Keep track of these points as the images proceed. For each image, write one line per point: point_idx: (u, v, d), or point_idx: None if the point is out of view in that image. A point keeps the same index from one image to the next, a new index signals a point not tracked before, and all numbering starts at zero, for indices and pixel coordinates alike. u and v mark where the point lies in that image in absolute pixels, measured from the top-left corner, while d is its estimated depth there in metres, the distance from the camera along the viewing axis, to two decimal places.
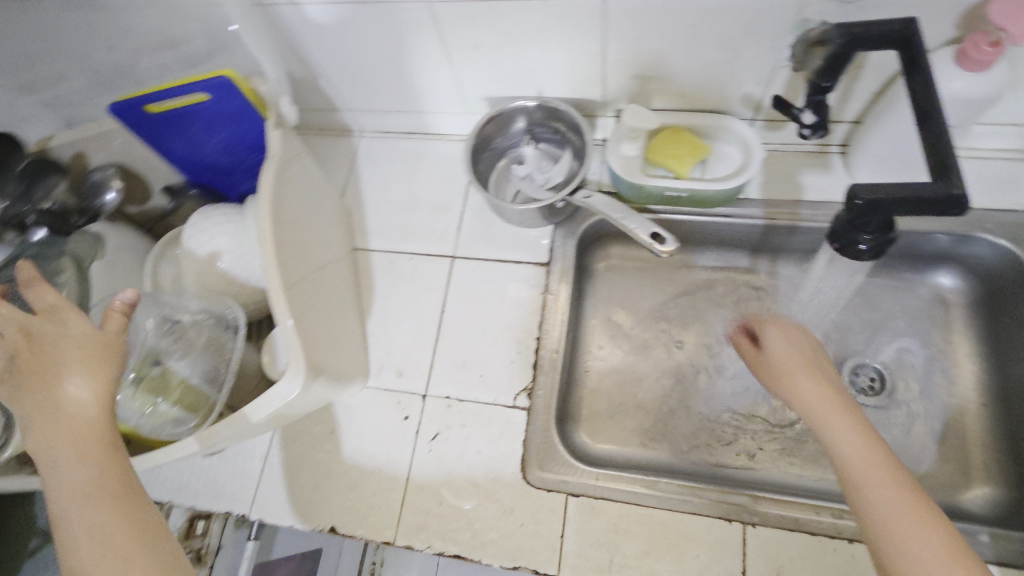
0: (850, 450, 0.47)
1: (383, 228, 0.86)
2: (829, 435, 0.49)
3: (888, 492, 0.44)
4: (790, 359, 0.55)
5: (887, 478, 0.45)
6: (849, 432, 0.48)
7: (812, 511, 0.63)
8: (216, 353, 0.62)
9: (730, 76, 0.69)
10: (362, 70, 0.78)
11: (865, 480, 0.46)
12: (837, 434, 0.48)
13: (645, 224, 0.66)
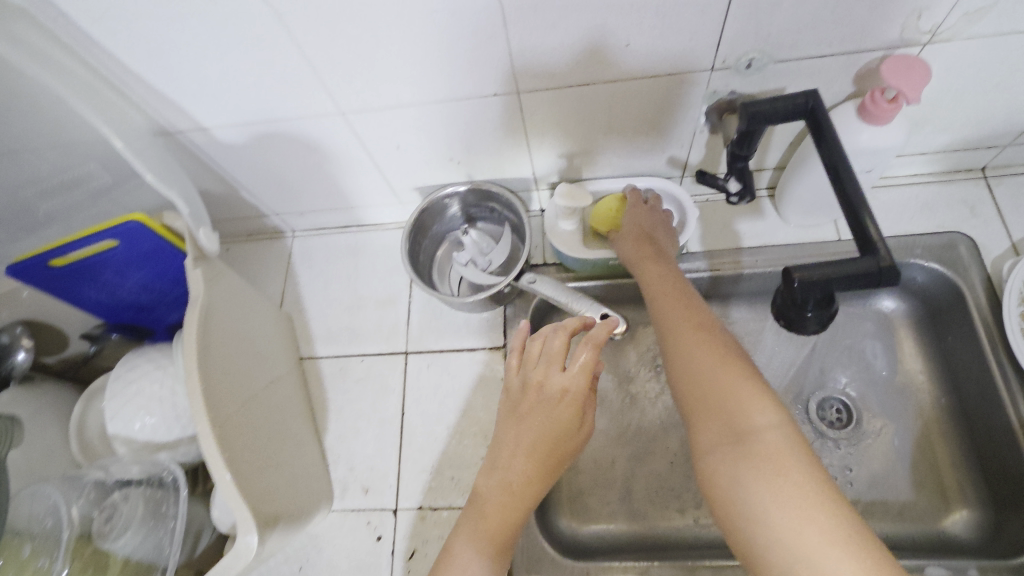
0: (706, 379, 0.48)
1: (329, 332, 0.82)
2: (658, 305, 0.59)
3: (749, 429, 0.44)
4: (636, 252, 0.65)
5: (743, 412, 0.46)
6: (731, 378, 0.48)
7: None
8: (157, 524, 0.57)
9: (652, 144, 0.70)
10: (285, 178, 0.76)
11: (717, 407, 0.47)
12: (681, 334, 0.54)
13: (593, 307, 0.68)
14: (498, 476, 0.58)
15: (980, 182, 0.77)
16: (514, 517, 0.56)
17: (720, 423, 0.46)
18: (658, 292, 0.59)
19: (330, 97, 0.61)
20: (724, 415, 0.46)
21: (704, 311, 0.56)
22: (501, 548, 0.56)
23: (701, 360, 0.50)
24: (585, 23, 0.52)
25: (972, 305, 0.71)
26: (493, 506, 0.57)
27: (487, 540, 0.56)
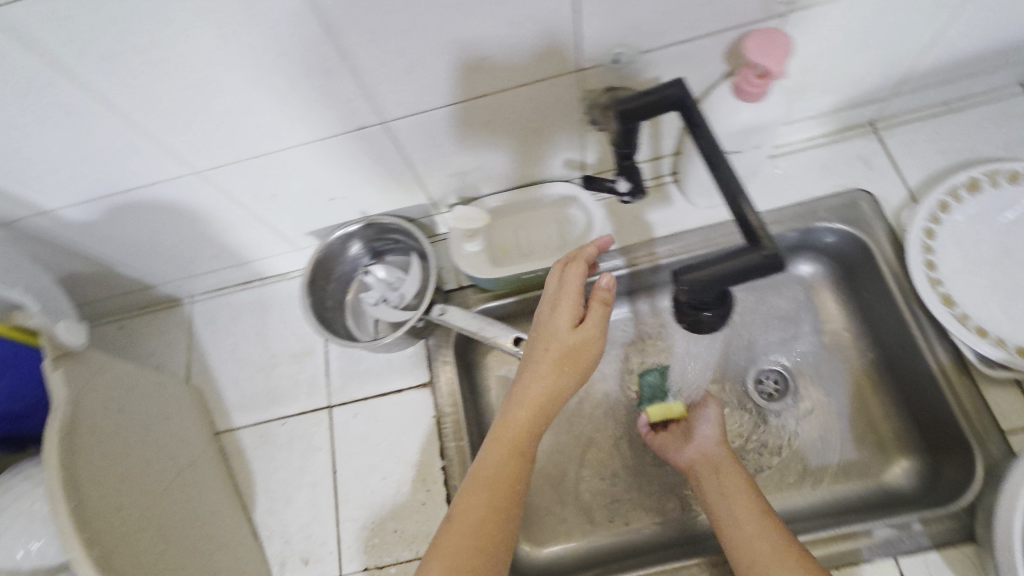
0: (744, 516, 0.57)
1: (244, 398, 0.77)
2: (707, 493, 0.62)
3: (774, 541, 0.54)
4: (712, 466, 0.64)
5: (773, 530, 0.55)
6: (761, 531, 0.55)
7: None
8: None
9: (542, 151, 0.67)
10: (161, 245, 0.70)
11: (751, 524, 0.56)
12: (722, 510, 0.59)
13: (505, 330, 0.66)
14: (501, 419, 0.51)
15: (872, 136, 0.78)
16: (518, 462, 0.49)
17: (755, 542, 0.55)
18: (709, 481, 0.63)
19: (178, 158, 0.55)
20: (759, 533, 0.55)
21: (722, 448, 0.66)
22: (507, 501, 0.47)
23: (743, 512, 0.58)
24: (431, 45, 0.48)
25: (880, 260, 0.71)
26: (496, 445, 0.49)
27: (494, 493, 0.47)
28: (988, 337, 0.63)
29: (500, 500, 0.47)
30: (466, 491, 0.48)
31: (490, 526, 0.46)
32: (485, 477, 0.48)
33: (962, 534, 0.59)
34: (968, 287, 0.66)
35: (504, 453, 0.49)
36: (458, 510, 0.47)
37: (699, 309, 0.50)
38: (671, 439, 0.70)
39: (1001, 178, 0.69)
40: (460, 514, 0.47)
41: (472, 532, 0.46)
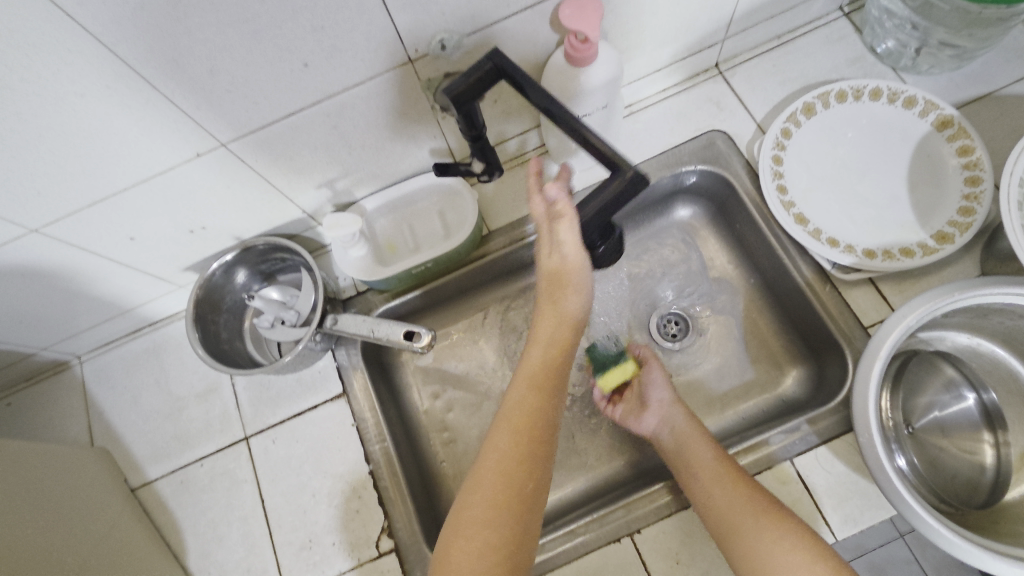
0: (709, 476, 0.60)
1: (156, 449, 0.74)
2: (689, 469, 0.62)
3: (740, 499, 0.57)
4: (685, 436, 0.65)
5: (736, 486, 0.58)
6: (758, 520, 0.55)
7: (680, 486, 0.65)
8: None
9: (404, 144, 0.68)
10: (24, 311, 0.66)
11: (717, 484, 0.59)
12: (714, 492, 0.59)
13: (395, 326, 0.67)
14: (511, 401, 0.52)
15: (719, 78, 0.82)
16: (534, 435, 0.51)
17: (714, 499, 0.58)
18: (696, 456, 0.62)
19: (7, 218, 0.52)
20: (722, 492, 0.58)
21: (677, 407, 0.68)
22: (523, 478, 0.49)
23: (706, 472, 0.61)
24: (242, 59, 0.47)
25: (742, 193, 0.76)
26: (509, 420, 0.51)
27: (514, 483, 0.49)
28: (839, 245, 0.69)
29: (512, 478, 0.49)
30: (484, 469, 0.49)
31: (511, 500, 0.48)
32: (504, 454, 0.50)
33: (845, 425, 0.64)
34: (817, 203, 0.72)
35: (517, 433, 0.50)
36: (478, 487, 0.49)
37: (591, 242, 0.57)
38: (630, 405, 0.71)
39: (831, 98, 0.75)
40: (483, 488, 0.49)
41: (495, 506, 0.48)
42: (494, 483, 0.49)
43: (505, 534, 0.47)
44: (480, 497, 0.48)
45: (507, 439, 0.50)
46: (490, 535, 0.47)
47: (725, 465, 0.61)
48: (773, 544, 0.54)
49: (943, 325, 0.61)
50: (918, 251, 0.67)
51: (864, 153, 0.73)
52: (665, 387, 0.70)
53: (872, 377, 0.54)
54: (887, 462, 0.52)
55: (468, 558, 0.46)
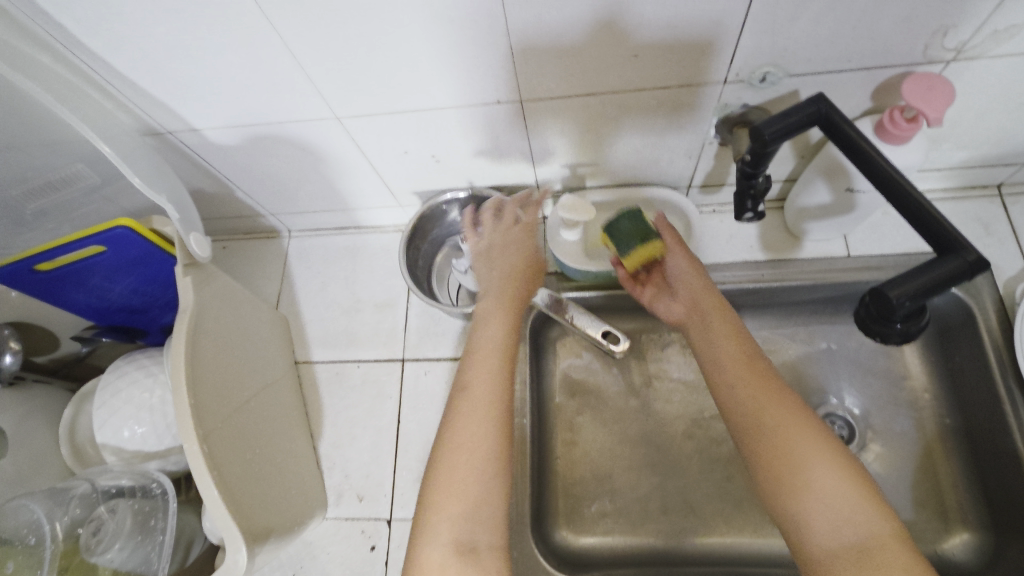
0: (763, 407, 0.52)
1: (325, 336, 0.81)
2: (755, 430, 0.51)
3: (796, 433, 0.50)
4: (755, 386, 0.53)
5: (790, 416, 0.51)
6: (855, 510, 0.45)
7: None
8: (144, 539, 0.54)
9: (660, 153, 0.68)
10: (280, 179, 0.74)
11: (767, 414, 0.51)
12: (789, 464, 0.49)
13: (595, 323, 0.71)
14: (480, 350, 0.55)
15: (996, 199, 0.74)
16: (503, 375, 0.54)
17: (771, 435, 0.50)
18: (761, 415, 0.52)
19: (325, 101, 0.59)
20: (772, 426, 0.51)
21: (710, 293, 0.61)
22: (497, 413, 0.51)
23: (777, 439, 0.50)
24: (589, 32, 0.50)
25: (983, 328, 0.68)
26: (482, 364, 0.54)
27: (487, 409, 0.51)
28: None
29: (489, 413, 0.51)
30: (460, 409, 0.52)
31: (491, 435, 0.50)
32: (489, 375, 0.53)
33: None
34: None
35: (494, 369, 0.54)
36: (461, 414, 0.51)
37: (892, 321, 0.45)
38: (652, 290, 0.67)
39: None
40: (462, 425, 0.51)
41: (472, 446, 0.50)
42: (473, 420, 0.51)
43: (489, 469, 0.49)
44: (462, 423, 0.51)
45: (480, 381, 0.53)
46: (470, 470, 0.49)
47: (805, 424, 0.50)
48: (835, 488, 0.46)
49: None
50: None
51: None
52: (698, 274, 0.63)
53: None
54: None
55: (459, 489, 0.48)
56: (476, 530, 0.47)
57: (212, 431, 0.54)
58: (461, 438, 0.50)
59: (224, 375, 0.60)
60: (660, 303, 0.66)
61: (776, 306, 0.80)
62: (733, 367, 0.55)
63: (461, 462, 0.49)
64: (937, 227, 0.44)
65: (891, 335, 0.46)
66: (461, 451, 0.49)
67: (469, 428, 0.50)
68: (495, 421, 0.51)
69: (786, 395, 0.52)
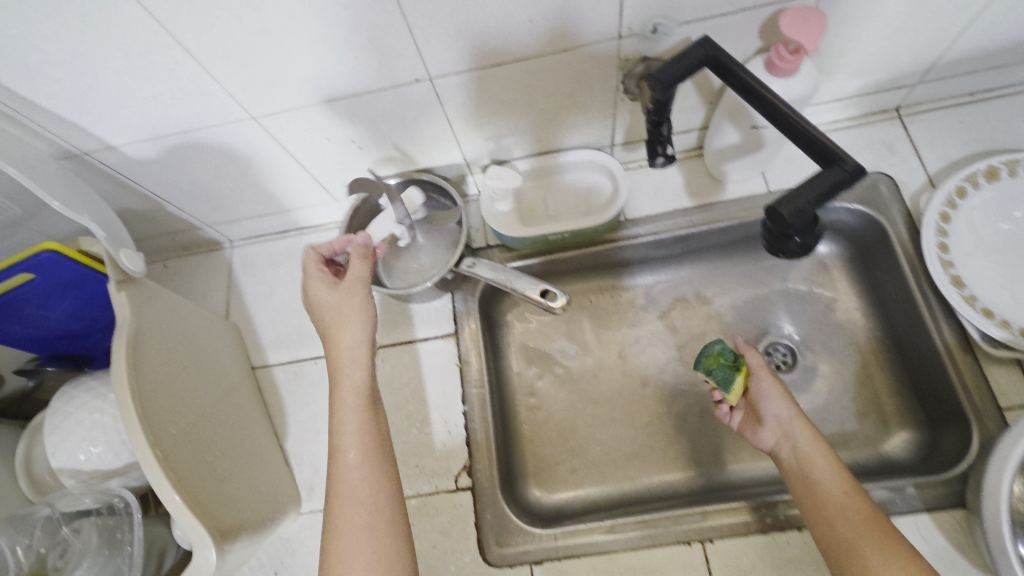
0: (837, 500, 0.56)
1: (278, 338, 0.82)
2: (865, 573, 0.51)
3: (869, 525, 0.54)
4: (857, 523, 0.54)
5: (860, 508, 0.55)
6: None
7: (772, 509, 0.64)
8: (112, 553, 0.54)
9: (576, 116, 0.70)
10: (209, 188, 0.74)
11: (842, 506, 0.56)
12: None
13: (532, 283, 0.68)
14: (344, 396, 0.56)
15: (896, 121, 0.79)
16: (386, 476, 0.55)
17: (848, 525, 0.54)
18: (867, 559, 0.51)
19: (239, 102, 0.59)
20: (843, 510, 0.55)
21: (799, 422, 0.63)
22: (384, 516, 0.53)
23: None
24: (481, 4, 0.51)
25: (895, 241, 0.73)
26: (348, 430, 0.55)
27: (365, 464, 0.54)
28: (994, 318, 0.66)
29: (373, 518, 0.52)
30: (339, 503, 0.52)
31: (373, 534, 0.51)
32: (358, 437, 0.55)
33: (955, 499, 0.62)
34: (980, 271, 0.68)
35: (361, 425, 0.55)
36: (340, 483, 0.53)
37: (789, 237, 0.48)
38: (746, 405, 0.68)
39: (1019, 167, 0.70)
40: (351, 494, 0.53)
41: (358, 547, 0.51)
42: (356, 518, 0.52)
43: (385, 522, 0.53)
44: (351, 478, 0.53)
45: (358, 478, 0.53)
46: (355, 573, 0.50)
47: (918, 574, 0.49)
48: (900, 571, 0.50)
49: None
50: None
51: None
52: (784, 399, 0.65)
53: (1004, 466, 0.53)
54: (1011, 548, 0.52)
55: (356, 542, 0.51)
56: None
57: (166, 437, 0.54)
58: (355, 497, 0.53)
59: (176, 386, 0.61)
60: (743, 425, 0.68)
61: (709, 249, 0.84)
62: (837, 500, 0.56)
63: (357, 524, 0.52)
64: (820, 145, 0.47)
65: (792, 250, 0.49)
66: (356, 506, 0.52)
67: (350, 490, 0.53)
68: (381, 471, 0.54)
69: (897, 539, 0.52)
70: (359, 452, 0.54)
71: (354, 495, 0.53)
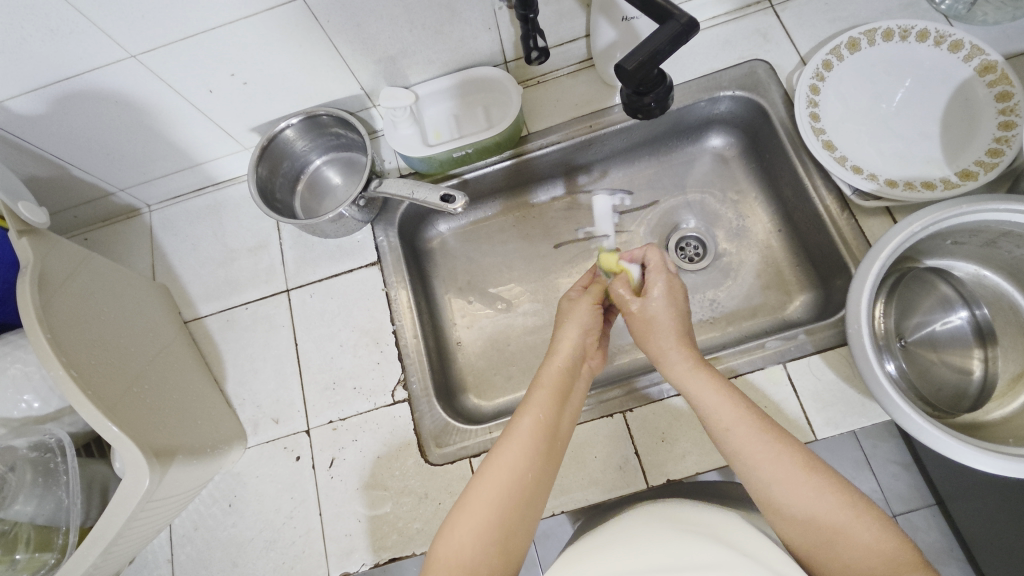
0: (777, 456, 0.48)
1: (208, 291, 0.83)
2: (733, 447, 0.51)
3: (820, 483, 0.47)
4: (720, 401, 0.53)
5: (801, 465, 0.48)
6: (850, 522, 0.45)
7: None
8: (50, 482, 0.59)
9: (461, 32, 0.73)
10: (112, 145, 0.74)
11: (780, 470, 0.48)
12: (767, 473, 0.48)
13: (432, 190, 0.73)
14: (546, 385, 0.57)
15: (769, 11, 0.83)
16: (552, 418, 0.54)
17: (795, 491, 0.47)
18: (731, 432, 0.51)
19: (112, 40, 0.60)
20: (785, 471, 0.48)
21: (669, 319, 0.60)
22: (539, 455, 0.52)
23: (760, 452, 0.49)
24: None
25: (775, 120, 0.78)
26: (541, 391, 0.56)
27: (544, 443, 0.52)
28: (863, 173, 0.71)
29: (533, 453, 0.51)
30: (511, 437, 0.52)
31: (531, 464, 0.51)
32: (542, 405, 0.55)
33: (842, 338, 0.68)
34: (846, 135, 0.74)
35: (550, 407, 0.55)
36: (513, 439, 0.52)
37: (643, 96, 0.55)
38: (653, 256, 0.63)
39: (877, 36, 0.75)
40: (509, 453, 0.51)
41: (507, 479, 0.50)
42: (521, 443, 0.52)
43: (530, 476, 0.50)
44: (511, 460, 0.50)
45: (536, 419, 0.53)
46: (497, 504, 0.48)
47: (781, 437, 0.50)
48: (787, 464, 0.48)
49: (952, 254, 0.65)
50: (940, 185, 0.69)
51: (902, 91, 0.74)
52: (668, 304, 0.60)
53: (866, 284, 0.57)
54: (878, 367, 0.56)
55: (495, 479, 0.49)
56: (496, 522, 0.47)
57: (82, 369, 0.56)
58: (511, 466, 0.50)
59: (95, 329, 0.62)
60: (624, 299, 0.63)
61: (615, 155, 0.88)
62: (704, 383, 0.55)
63: (509, 475, 0.50)
64: (657, 5, 0.53)
65: (649, 107, 0.56)
66: (510, 468, 0.50)
67: (505, 454, 0.51)
68: (555, 406, 0.55)
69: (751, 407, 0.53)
70: (542, 428, 0.53)
71: (519, 452, 0.51)
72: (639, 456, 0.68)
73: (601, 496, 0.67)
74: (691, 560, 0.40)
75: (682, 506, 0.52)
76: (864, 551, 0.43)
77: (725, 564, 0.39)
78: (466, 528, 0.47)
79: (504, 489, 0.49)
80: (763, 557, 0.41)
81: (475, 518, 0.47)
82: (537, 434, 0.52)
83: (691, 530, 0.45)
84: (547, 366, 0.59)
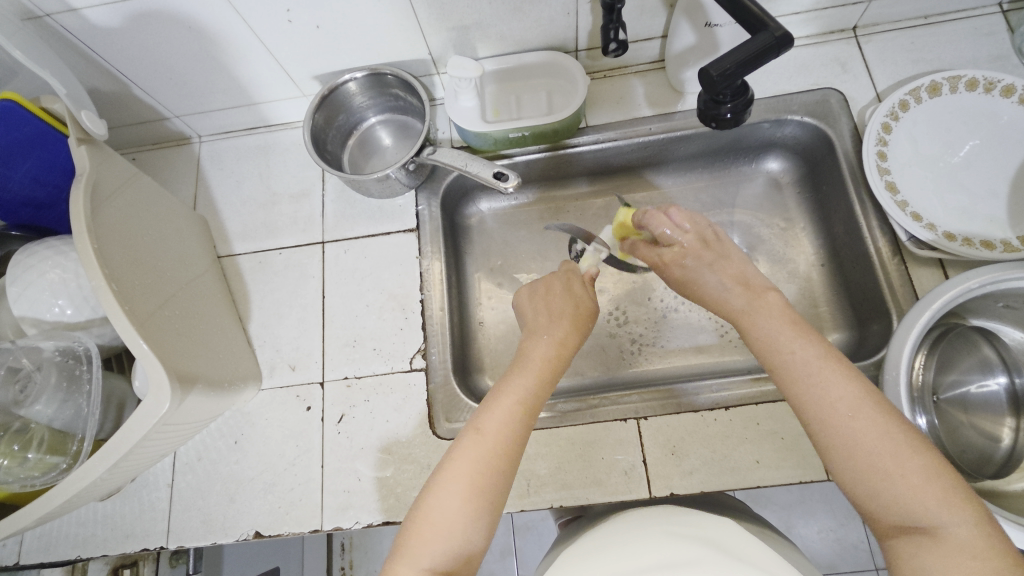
0: (840, 400, 0.45)
1: (245, 230, 0.83)
2: (801, 392, 0.48)
3: (878, 428, 0.44)
4: (789, 355, 0.49)
5: (850, 414, 0.45)
6: (910, 476, 0.42)
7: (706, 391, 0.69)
8: (72, 389, 0.60)
9: (539, 13, 0.71)
10: (177, 70, 0.75)
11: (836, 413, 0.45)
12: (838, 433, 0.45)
13: (486, 166, 0.72)
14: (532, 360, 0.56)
15: (852, 41, 0.81)
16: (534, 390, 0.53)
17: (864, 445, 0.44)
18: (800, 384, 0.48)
19: None
20: (845, 415, 0.45)
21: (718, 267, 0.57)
22: (514, 444, 0.50)
23: (823, 398, 0.46)
24: None
25: (840, 153, 0.77)
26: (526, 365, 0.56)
27: (524, 415, 0.52)
28: (922, 220, 0.69)
29: (507, 445, 0.49)
30: (490, 405, 0.52)
31: (512, 435, 0.50)
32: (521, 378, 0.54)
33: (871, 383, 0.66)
34: (911, 179, 0.72)
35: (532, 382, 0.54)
36: (495, 407, 0.52)
37: (720, 104, 0.55)
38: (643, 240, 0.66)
39: (960, 84, 0.72)
40: (492, 417, 0.51)
41: (487, 446, 0.49)
42: (502, 411, 0.51)
43: (510, 446, 0.50)
44: (490, 427, 0.50)
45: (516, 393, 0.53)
46: (475, 470, 0.48)
47: (855, 385, 0.46)
48: (847, 418, 0.45)
49: (1000, 318, 0.64)
50: (1000, 246, 0.67)
51: (975, 144, 0.72)
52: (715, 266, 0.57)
53: (912, 332, 0.56)
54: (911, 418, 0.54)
55: (475, 446, 0.49)
56: (475, 489, 0.47)
57: (122, 284, 0.57)
58: (491, 433, 0.50)
59: (139, 248, 0.63)
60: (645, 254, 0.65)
61: (672, 161, 0.87)
62: (782, 331, 0.51)
63: (487, 443, 0.49)
64: (755, 14, 0.52)
65: (724, 117, 0.56)
66: (493, 437, 0.49)
67: (488, 421, 0.51)
68: (536, 376, 0.54)
69: (830, 359, 0.48)
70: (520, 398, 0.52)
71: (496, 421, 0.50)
72: (646, 465, 0.67)
73: (602, 497, 0.67)
74: (670, 556, 0.40)
75: (676, 508, 0.51)
76: (914, 499, 0.41)
77: (700, 560, 0.39)
78: (448, 493, 0.47)
79: (481, 457, 0.48)
80: (752, 560, 0.41)
81: (454, 486, 0.47)
82: (514, 405, 0.52)
83: (677, 532, 0.44)
84: (530, 340, 0.59)
